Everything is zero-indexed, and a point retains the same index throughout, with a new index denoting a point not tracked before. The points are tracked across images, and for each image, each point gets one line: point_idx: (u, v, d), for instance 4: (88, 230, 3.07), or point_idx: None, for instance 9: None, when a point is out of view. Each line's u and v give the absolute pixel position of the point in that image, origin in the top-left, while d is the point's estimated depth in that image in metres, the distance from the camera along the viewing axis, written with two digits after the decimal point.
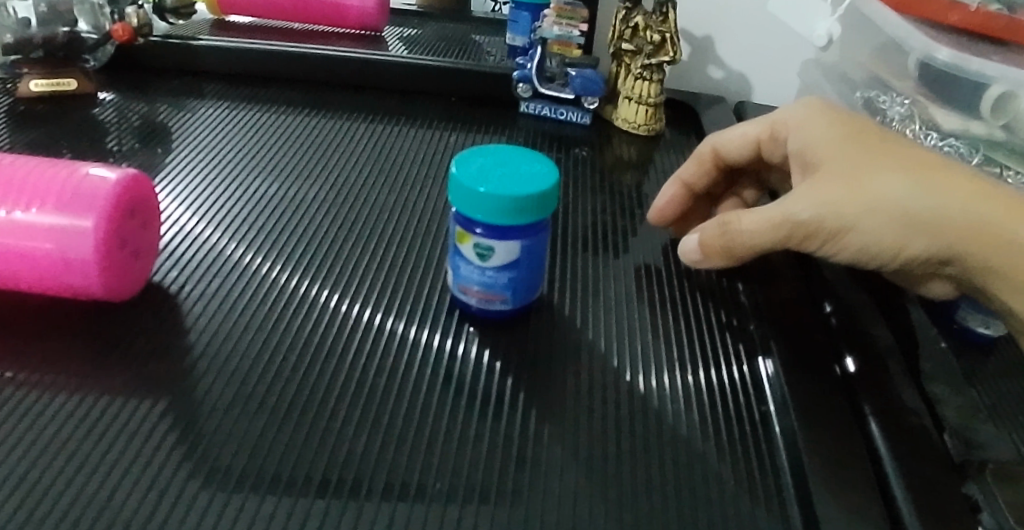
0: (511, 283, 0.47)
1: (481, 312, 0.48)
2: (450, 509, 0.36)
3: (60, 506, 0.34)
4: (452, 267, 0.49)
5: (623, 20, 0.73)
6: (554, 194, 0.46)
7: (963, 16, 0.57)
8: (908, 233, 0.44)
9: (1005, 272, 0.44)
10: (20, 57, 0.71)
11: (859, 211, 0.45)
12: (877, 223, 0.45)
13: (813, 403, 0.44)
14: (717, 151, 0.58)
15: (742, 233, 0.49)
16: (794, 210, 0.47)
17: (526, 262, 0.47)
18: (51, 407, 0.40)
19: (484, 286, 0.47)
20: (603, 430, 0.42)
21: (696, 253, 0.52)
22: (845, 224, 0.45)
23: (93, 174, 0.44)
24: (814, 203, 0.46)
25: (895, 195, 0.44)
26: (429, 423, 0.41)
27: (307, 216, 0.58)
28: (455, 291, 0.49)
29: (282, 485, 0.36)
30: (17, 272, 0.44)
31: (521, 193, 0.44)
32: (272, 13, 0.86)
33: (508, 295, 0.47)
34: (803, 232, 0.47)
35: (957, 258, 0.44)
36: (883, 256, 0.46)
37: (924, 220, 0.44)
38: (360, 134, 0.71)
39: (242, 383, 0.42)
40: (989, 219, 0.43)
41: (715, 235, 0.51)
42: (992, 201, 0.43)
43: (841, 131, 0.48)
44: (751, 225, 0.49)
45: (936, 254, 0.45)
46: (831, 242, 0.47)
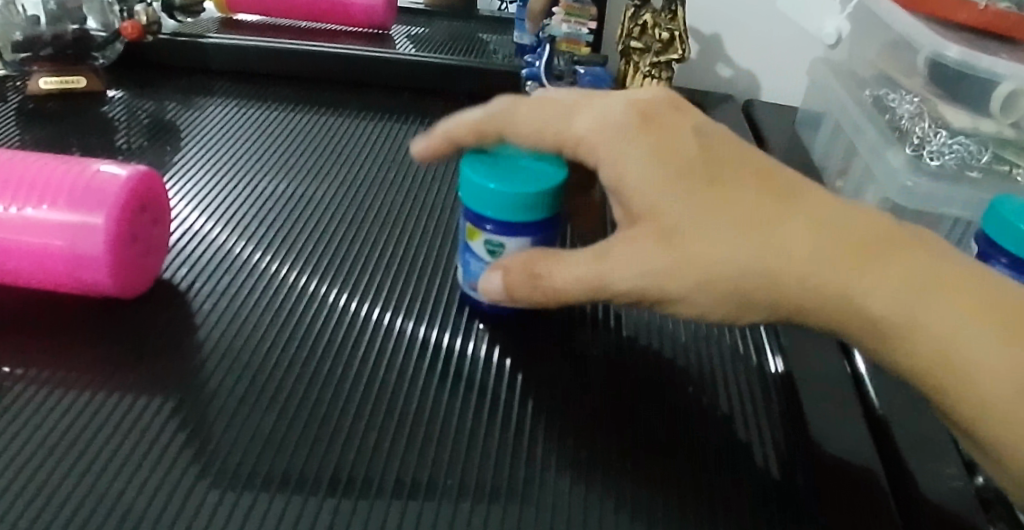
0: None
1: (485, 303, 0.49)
2: (458, 509, 0.36)
3: (70, 505, 0.35)
4: (462, 263, 0.49)
5: (631, 18, 0.73)
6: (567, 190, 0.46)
7: (972, 14, 0.58)
8: (739, 308, 0.38)
9: (885, 339, 0.37)
10: (29, 55, 0.70)
11: (687, 285, 0.38)
12: (709, 298, 0.38)
13: (825, 407, 0.44)
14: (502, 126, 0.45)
15: (554, 287, 0.40)
16: (615, 275, 0.39)
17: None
18: (61, 406, 0.40)
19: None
20: (612, 428, 0.42)
21: (500, 293, 0.43)
22: (675, 295, 0.39)
23: (104, 171, 0.45)
24: (635, 274, 0.38)
25: (719, 264, 0.37)
26: (437, 421, 0.41)
27: (313, 214, 0.58)
28: (466, 287, 0.49)
29: (290, 484, 0.36)
30: (27, 269, 0.44)
31: (521, 190, 0.44)
32: (279, 11, 0.86)
33: None
34: (630, 294, 0.39)
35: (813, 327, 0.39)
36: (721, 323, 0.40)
37: (766, 296, 0.38)
38: (361, 134, 0.71)
39: (250, 382, 0.42)
40: (832, 287, 0.37)
41: (521, 282, 0.41)
42: (844, 272, 0.37)
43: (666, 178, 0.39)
44: (566, 281, 0.40)
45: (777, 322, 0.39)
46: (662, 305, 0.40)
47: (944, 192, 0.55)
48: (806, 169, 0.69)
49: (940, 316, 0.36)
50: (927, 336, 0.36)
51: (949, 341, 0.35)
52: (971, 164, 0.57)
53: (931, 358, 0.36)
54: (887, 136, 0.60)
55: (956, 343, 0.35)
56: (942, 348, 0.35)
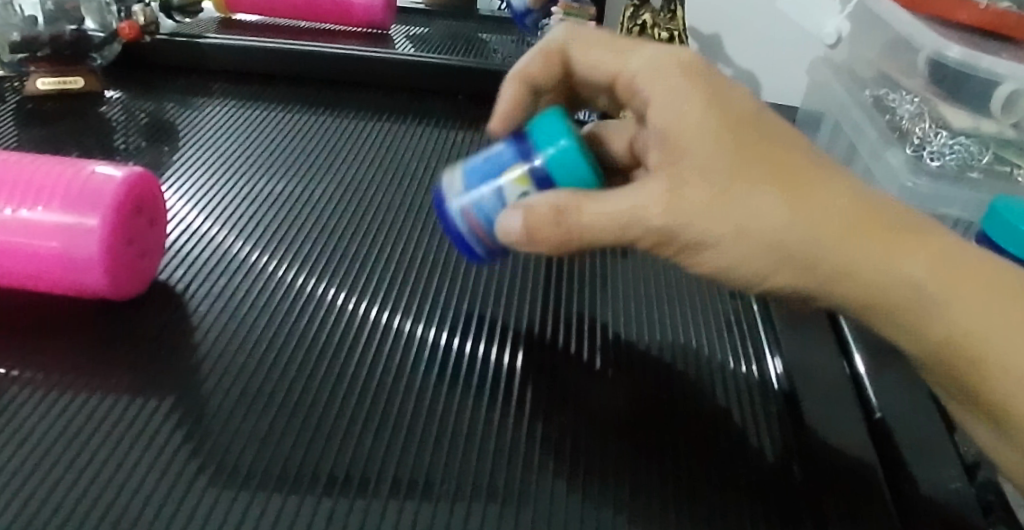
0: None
1: (461, 240, 0.46)
2: (456, 508, 0.36)
3: (67, 505, 0.34)
4: (471, 178, 0.45)
5: (631, 18, 0.73)
6: None
7: (972, 14, 0.57)
8: (764, 263, 0.38)
9: (899, 313, 0.38)
10: (26, 55, 0.70)
11: (721, 229, 0.37)
12: (737, 247, 0.38)
13: (824, 408, 0.44)
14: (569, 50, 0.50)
15: (584, 227, 0.39)
16: (649, 215, 0.38)
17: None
18: (57, 407, 0.40)
19: (485, 220, 0.44)
20: (611, 427, 0.41)
21: (521, 232, 0.42)
22: (705, 241, 0.38)
23: (99, 172, 0.44)
24: (669, 212, 0.37)
25: (754, 217, 0.37)
26: (435, 421, 0.41)
27: (316, 215, 0.58)
28: (455, 199, 0.45)
29: (287, 483, 0.36)
30: (23, 271, 0.44)
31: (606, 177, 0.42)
32: (278, 10, 0.86)
33: (492, 246, 0.46)
34: (658, 236, 0.39)
35: (832, 297, 0.39)
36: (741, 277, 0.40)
37: (798, 252, 0.37)
38: (369, 132, 0.71)
39: (247, 382, 0.42)
40: (858, 256, 0.37)
41: (547, 220, 0.40)
42: (874, 244, 0.37)
43: (712, 115, 0.38)
44: (594, 219, 0.39)
45: (798, 287, 0.39)
46: (688, 250, 0.39)
47: (945, 193, 0.55)
48: None
49: (954, 296, 0.37)
50: (936, 315, 0.37)
51: (957, 322, 0.37)
52: (971, 165, 0.56)
53: (944, 336, 0.37)
54: (887, 137, 0.60)
55: (968, 320, 0.36)
56: (954, 327, 0.37)
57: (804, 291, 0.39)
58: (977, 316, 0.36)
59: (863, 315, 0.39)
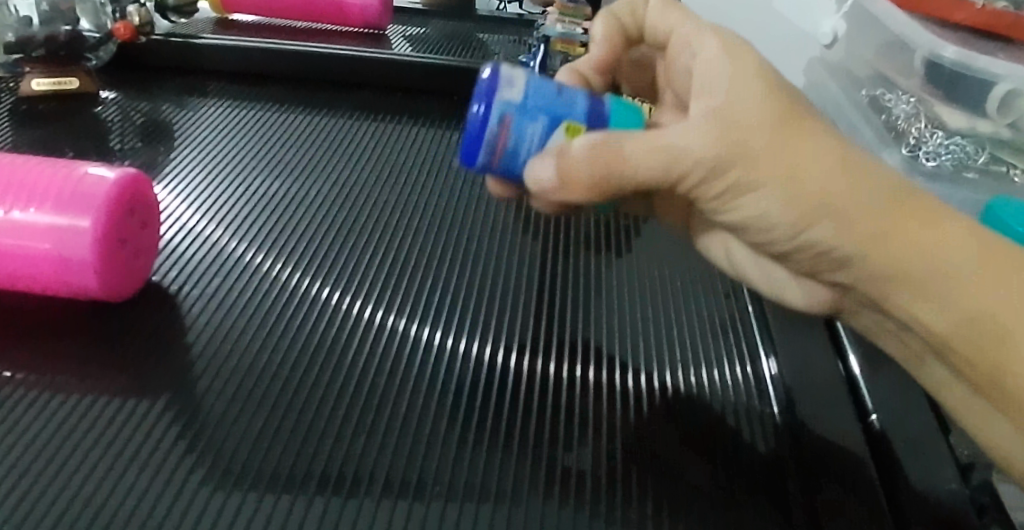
0: (518, 175, 0.43)
1: (472, 144, 0.42)
2: (449, 508, 0.36)
3: (59, 505, 0.34)
4: (528, 95, 0.42)
5: None
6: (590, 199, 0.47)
7: (970, 13, 0.57)
8: (797, 210, 0.37)
9: (921, 283, 0.35)
10: (21, 56, 0.70)
11: (770, 168, 0.36)
12: (784, 186, 0.36)
13: (818, 408, 0.44)
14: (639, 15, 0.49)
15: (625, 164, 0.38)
16: (688, 146, 0.36)
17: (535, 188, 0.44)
18: (49, 409, 0.40)
19: (515, 147, 0.42)
20: (605, 428, 0.41)
21: (554, 182, 0.41)
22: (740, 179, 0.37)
23: (91, 173, 0.44)
24: (717, 146, 0.36)
25: (792, 157, 0.36)
26: (428, 420, 0.40)
27: (318, 214, 0.58)
28: (501, 100, 0.41)
29: (279, 483, 0.36)
30: (15, 272, 0.43)
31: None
32: (274, 10, 0.86)
33: (494, 168, 0.43)
34: (694, 173, 0.37)
35: (862, 261, 0.37)
36: (776, 232, 0.38)
37: (833, 197, 0.36)
38: (374, 134, 0.71)
39: (240, 383, 0.42)
40: (901, 218, 0.35)
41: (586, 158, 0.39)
42: (919, 213, 0.35)
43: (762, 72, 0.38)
44: (636, 151, 0.38)
45: (829, 244, 0.37)
46: (725, 195, 0.38)
47: (940, 192, 0.55)
48: None
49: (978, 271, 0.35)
50: (953, 292, 0.35)
51: (981, 299, 0.34)
52: (967, 165, 0.57)
53: (965, 313, 0.35)
54: (883, 137, 0.61)
55: (989, 297, 0.34)
56: (978, 303, 0.34)
57: (832, 254, 0.38)
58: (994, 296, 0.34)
59: (886, 296, 0.37)
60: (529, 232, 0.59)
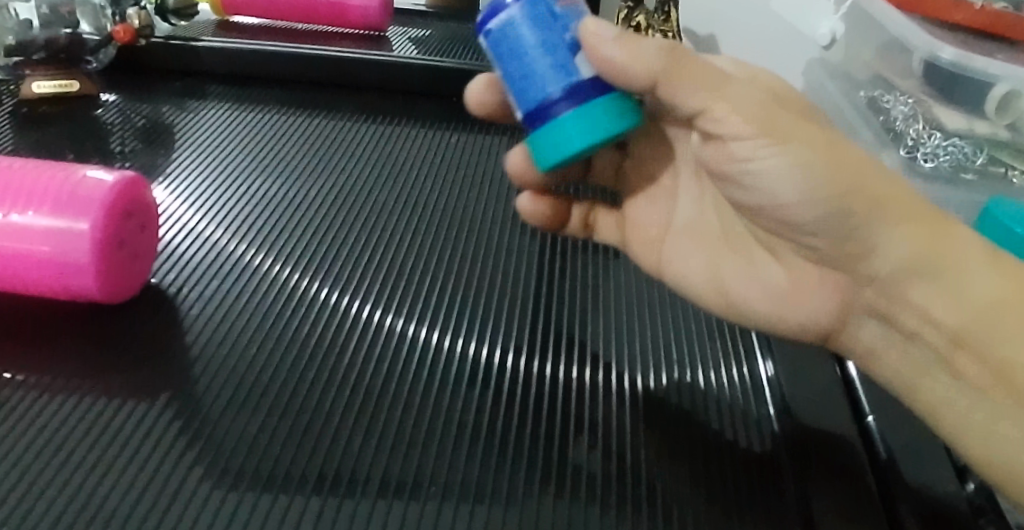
0: (561, 29, 0.38)
1: None
2: (444, 509, 0.36)
3: (57, 506, 0.34)
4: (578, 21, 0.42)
5: (625, 19, 0.72)
6: (554, 149, 0.38)
7: (968, 14, 0.57)
8: (829, 177, 0.38)
9: (936, 265, 0.38)
10: (21, 59, 0.70)
11: (806, 133, 0.39)
12: (819, 145, 0.38)
13: (815, 408, 0.44)
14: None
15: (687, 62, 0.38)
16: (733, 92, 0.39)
17: (553, 62, 0.37)
18: (48, 410, 0.40)
19: (574, 15, 0.39)
20: (601, 429, 0.41)
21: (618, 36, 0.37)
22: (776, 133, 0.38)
23: (90, 176, 0.44)
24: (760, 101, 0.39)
25: (819, 130, 0.39)
26: (424, 421, 0.40)
27: (331, 209, 0.59)
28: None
29: (275, 483, 0.36)
30: (14, 275, 0.44)
31: (604, 133, 0.37)
32: (276, 14, 0.86)
33: (546, 5, 0.38)
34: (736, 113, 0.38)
35: (880, 237, 0.39)
36: (795, 204, 0.40)
37: (861, 171, 0.38)
38: (383, 131, 0.72)
39: (237, 384, 0.42)
40: (917, 210, 0.39)
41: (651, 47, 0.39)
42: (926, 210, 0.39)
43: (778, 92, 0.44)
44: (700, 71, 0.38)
45: (852, 217, 0.39)
46: (752, 156, 0.39)
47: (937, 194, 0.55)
48: None
49: (987, 268, 0.37)
50: (961, 284, 0.38)
51: (982, 294, 0.37)
52: (965, 167, 0.57)
53: (975, 305, 0.38)
54: (881, 139, 0.61)
55: (996, 287, 0.37)
56: (989, 293, 0.37)
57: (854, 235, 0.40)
58: (1001, 293, 0.37)
59: (895, 285, 0.40)
60: (526, 233, 0.59)
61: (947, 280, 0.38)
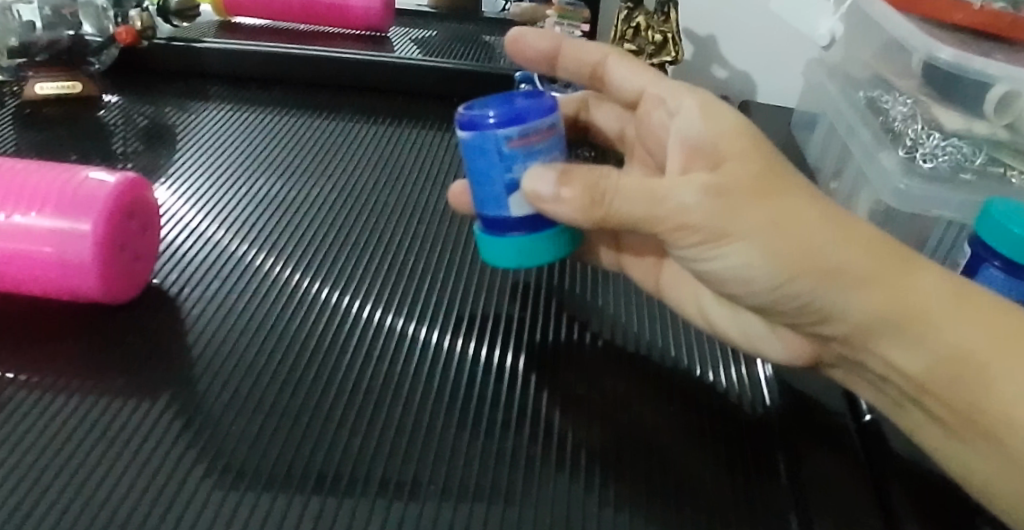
0: (509, 169, 0.42)
1: (510, 117, 0.41)
2: (443, 508, 0.36)
3: (59, 505, 0.35)
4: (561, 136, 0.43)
5: (625, 20, 0.72)
6: (492, 250, 0.46)
7: (967, 15, 0.57)
8: (774, 265, 0.37)
9: (901, 323, 0.36)
10: (25, 60, 0.71)
11: (750, 226, 0.37)
12: (763, 241, 0.37)
13: (814, 414, 0.44)
14: (605, 66, 0.51)
15: (619, 190, 0.38)
16: (672, 193, 0.37)
17: (493, 193, 0.43)
18: (49, 410, 0.40)
19: (536, 153, 0.42)
20: (599, 427, 0.41)
21: (559, 193, 0.40)
22: (720, 232, 0.37)
23: (92, 178, 0.45)
24: (700, 199, 0.37)
25: (762, 211, 0.36)
26: (423, 421, 0.41)
27: (330, 210, 0.59)
28: (556, 121, 0.43)
29: (276, 483, 0.36)
30: (17, 276, 0.44)
31: (532, 262, 0.45)
32: (279, 14, 0.86)
33: (503, 143, 0.41)
34: (674, 221, 0.38)
35: (837, 308, 0.37)
36: (747, 283, 0.39)
37: (805, 246, 0.36)
38: (382, 131, 0.72)
39: (240, 382, 0.42)
40: (881, 272, 0.36)
41: (588, 178, 0.39)
42: (891, 271, 0.36)
43: (744, 128, 0.39)
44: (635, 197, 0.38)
45: (802, 296, 0.37)
46: (701, 246, 0.38)
47: (937, 195, 0.55)
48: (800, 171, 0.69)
49: (948, 315, 0.35)
50: (926, 335, 0.36)
51: (953, 338, 0.35)
52: (964, 167, 0.56)
53: (940, 355, 0.35)
54: (881, 140, 0.60)
55: (961, 339, 0.35)
56: (949, 348, 0.35)
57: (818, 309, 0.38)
58: (967, 342, 0.35)
59: (858, 340, 0.38)
60: None
61: (908, 337, 0.36)
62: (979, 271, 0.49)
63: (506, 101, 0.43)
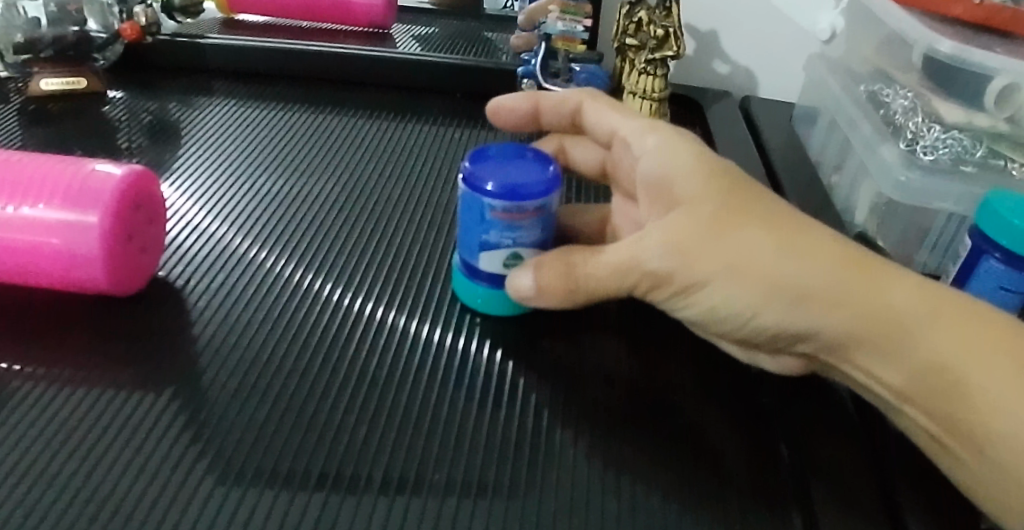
0: (487, 230, 0.46)
1: (503, 189, 0.45)
2: (448, 502, 0.36)
3: (64, 498, 0.35)
4: (550, 212, 0.47)
5: (626, 15, 0.72)
6: (460, 283, 0.49)
7: (966, 8, 0.57)
8: (748, 302, 0.39)
9: (879, 338, 0.37)
10: (29, 56, 0.71)
11: (715, 269, 0.39)
12: (733, 284, 0.39)
13: (809, 407, 0.44)
14: (581, 109, 0.52)
15: (589, 274, 0.43)
16: (639, 253, 0.41)
17: (470, 246, 0.48)
18: (55, 403, 0.40)
19: (516, 227, 0.46)
20: (602, 424, 0.42)
21: (533, 289, 0.45)
22: (696, 280, 0.40)
23: (99, 170, 0.45)
24: (666, 250, 0.40)
25: (732, 257, 0.39)
26: (427, 416, 0.41)
27: (331, 207, 0.59)
28: (547, 200, 0.46)
29: (280, 479, 0.37)
30: (25, 268, 0.44)
31: (486, 310, 0.49)
32: (280, 12, 0.86)
33: (490, 210, 0.45)
34: (647, 280, 0.41)
35: (820, 332, 0.39)
36: (731, 321, 0.40)
37: (780, 280, 0.38)
38: (381, 127, 0.72)
39: (244, 378, 0.43)
40: (850, 289, 0.38)
41: (561, 269, 0.44)
42: (859, 287, 0.37)
43: (704, 163, 0.42)
44: (602, 272, 0.43)
45: (777, 327, 0.39)
46: (677, 297, 0.41)
47: (937, 188, 0.55)
48: (802, 166, 0.69)
49: (922, 324, 0.37)
50: (905, 346, 0.37)
51: (932, 346, 0.37)
52: (965, 159, 0.56)
53: (919, 365, 0.37)
54: (881, 133, 0.60)
55: (939, 349, 0.36)
56: (927, 359, 0.37)
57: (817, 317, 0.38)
58: (948, 350, 0.36)
59: (841, 352, 0.39)
60: None
61: (889, 350, 0.37)
62: (978, 263, 0.49)
63: (512, 169, 0.47)
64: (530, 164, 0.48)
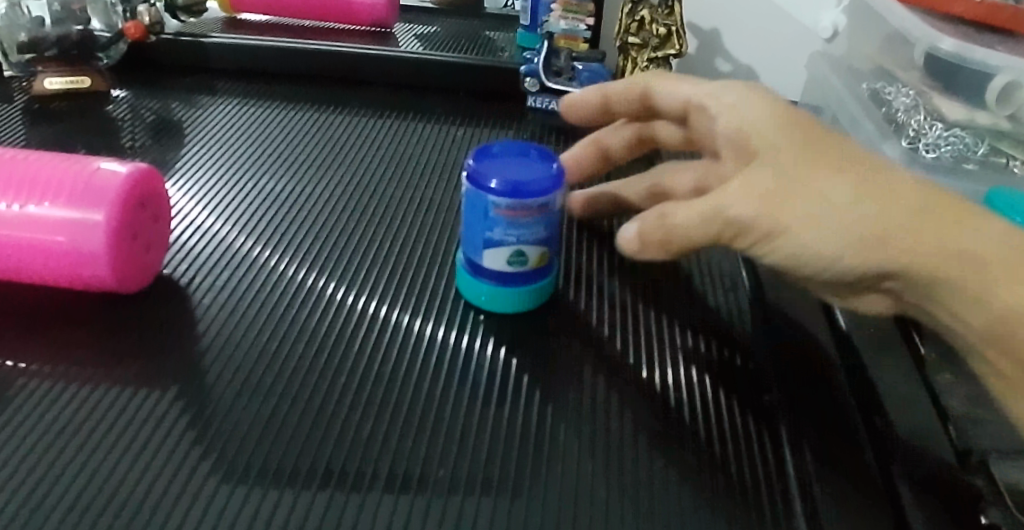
0: (490, 228, 0.46)
1: (507, 187, 0.45)
2: (452, 499, 0.36)
3: (70, 494, 0.35)
4: (554, 210, 0.48)
5: (629, 14, 0.72)
6: (463, 282, 0.50)
7: (968, 6, 0.58)
8: (837, 247, 0.37)
9: (959, 287, 0.36)
10: (33, 56, 0.72)
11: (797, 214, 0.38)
12: (817, 229, 0.37)
13: (816, 399, 0.44)
14: (650, 90, 0.49)
15: (677, 226, 0.42)
16: (725, 204, 0.39)
17: (476, 243, 0.48)
18: (61, 400, 0.41)
19: (519, 225, 0.46)
20: (608, 422, 0.42)
21: (634, 242, 0.45)
22: (777, 226, 0.38)
23: (104, 168, 0.45)
24: (747, 198, 0.39)
25: (815, 203, 0.37)
26: (433, 413, 0.41)
27: (335, 206, 0.59)
28: (550, 198, 0.47)
29: (284, 477, 0.37)
30: (32, 266, 0.45)
31: (487, 308, 0.49)
32: (283, 11, 0.86)
33: (495, 207, 0.46)
34: (733, 230, 0.40)
35: (899, 277, 0.37)
36: (814, 268, 0.39)
37: (858, 224, 0.37)
38: (386, 126, 0.72)
39: (248, 376, 0.43)
40: (931, 233, 0.36)
41: (653, 224, 0.43)
42: (938, 231, 0.36)
43: (785, 114, 0.40)
44: (688, 224, 0.41)
45: (863, 271, 0.38)
46: (762, 249, 0.40)
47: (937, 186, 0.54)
48: None
49: (1007, 273, 0.35)
50: (986, 293, 0.35)
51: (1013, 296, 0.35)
52: (968, 156, 0.56)
53: (999, 315, 0.35)
54: (884, 131, 0.60)
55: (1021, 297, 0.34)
56: (1011, 304, 0.35)
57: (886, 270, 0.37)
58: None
59: (919, 297, 0.38)
60: None
61: (972, 296, 0.35)
62: None
63: (518, 166, 0.47)
64: (532, 162, 0.48)
